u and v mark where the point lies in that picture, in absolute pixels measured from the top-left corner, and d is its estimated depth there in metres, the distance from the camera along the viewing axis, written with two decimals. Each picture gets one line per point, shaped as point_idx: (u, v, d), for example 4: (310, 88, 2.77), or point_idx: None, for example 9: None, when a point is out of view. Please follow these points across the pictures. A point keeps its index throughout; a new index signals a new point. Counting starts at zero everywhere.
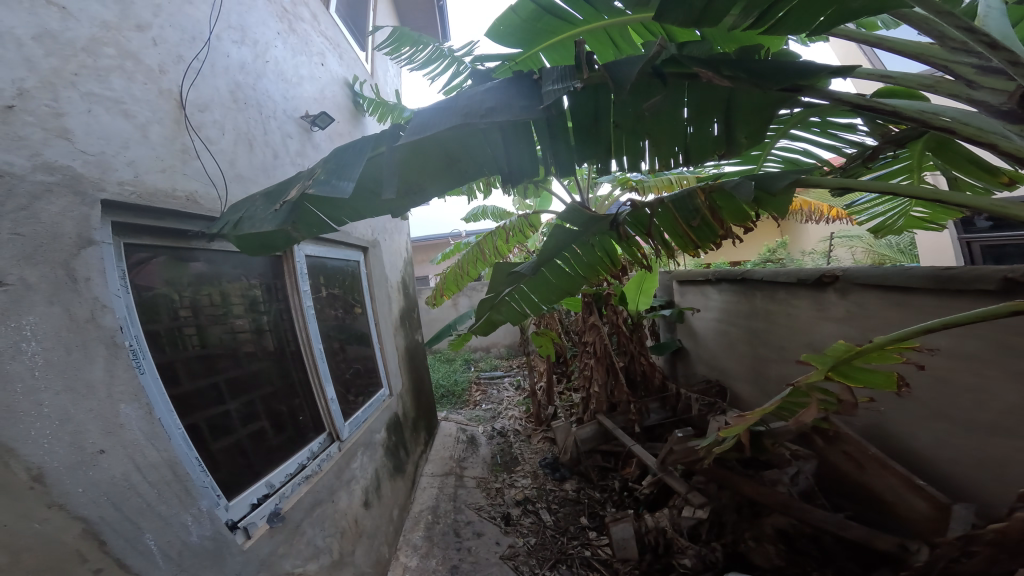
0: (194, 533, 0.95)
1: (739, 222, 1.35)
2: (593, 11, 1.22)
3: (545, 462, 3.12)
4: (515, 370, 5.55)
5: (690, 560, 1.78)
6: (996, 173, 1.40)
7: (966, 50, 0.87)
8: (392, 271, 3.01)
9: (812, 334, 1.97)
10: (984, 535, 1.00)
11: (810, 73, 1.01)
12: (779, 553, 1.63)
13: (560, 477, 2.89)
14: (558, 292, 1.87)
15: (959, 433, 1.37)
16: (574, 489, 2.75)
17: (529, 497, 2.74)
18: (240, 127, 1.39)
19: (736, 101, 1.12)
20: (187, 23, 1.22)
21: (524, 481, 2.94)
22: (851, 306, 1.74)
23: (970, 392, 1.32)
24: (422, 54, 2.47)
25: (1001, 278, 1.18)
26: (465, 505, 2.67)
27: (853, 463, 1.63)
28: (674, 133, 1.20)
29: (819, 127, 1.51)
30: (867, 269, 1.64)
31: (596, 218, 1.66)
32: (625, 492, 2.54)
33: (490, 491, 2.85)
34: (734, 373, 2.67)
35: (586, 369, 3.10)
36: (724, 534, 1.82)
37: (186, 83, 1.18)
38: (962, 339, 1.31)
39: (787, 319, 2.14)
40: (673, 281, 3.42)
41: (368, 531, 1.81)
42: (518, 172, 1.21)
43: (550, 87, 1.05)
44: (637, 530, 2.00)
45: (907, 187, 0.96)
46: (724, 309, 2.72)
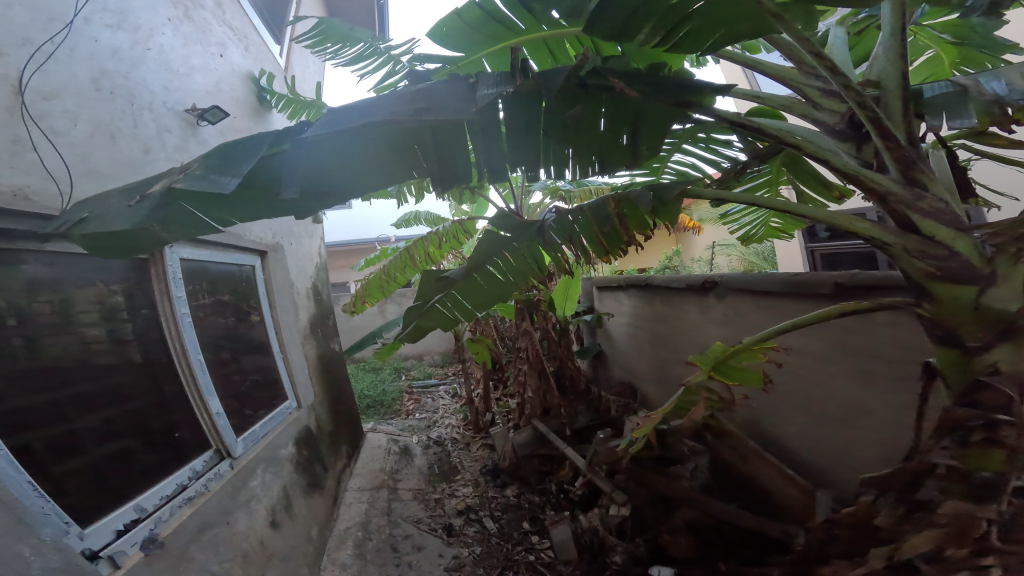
0: (36, 566, 0.90)
1: (641, 230, 1.42)
2: (533, 20, 1.24)
3: (486, 469, 3.10)
4: (450, 378, 5.48)
5: (620, 557, 1.85)
6: (831, 187, 1.64)
7: (815, 76, 1.03)
8: (300, 277, 2.87)
9: (701, 334, 2.12)
10: (841, 518, 1.08)
11: (697, 90, 1.13)
12: (691, 544, 1.73)
13: (501, 484, 2.89)
14: (492, 299, 1.84)
15: (813, 425, 1.56)
16: (515, 495, 2.77)
17: (470, 506, 2.71)
18: (100, 118, 1.26)
19: (642, 113, 1.21)
20: (44, 3, 1.15)
21: (465, 490, 2.90)
22: (727, 309, 1.89)
23: (818, 387, 1.51)
24: (350, 50, 2.39)
25: (834, 283, 1.34)
26: (401, 519, 2.59)
27: (741, 459, 1.76)
28: (593, 142, 1.24)
29: (704, 142, 1.65)
30: (740, 275, 1.77)
31: (526, 226, 1.71)
32: (561, 494, 2.62)
33: (428, 503, 2.78)
34: (642, 373, 2.84)
35: (520, 374, 3.14)
36: (646, 530, 1.90)
37: (31, 68, 1.09)
38: (809, 341, 1.51)
39: (679, 322, 2.30)
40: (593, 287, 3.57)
41: (279, 554, 1.70)
42: (449, 176, 1.19)
43: (485, 90, 1.10)
44: (574, 532, 2.02)
45: (768, 199, 1.06)
46: (631, 313, 2.87)
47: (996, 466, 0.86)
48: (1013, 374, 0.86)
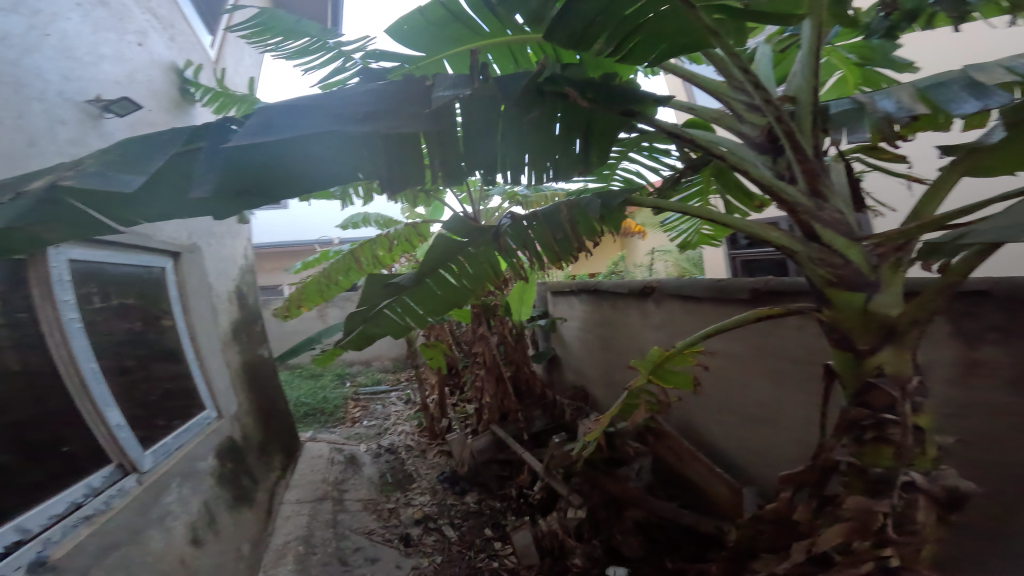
0: None
1: (589, 235, 1.46)
2: (499, 25, 1.28)
3: (443, 477, 3.06)
4: (403, 385, 5.38)
5: (580, 560, 1.87)
6: (752, 197, 1.79)
7: (739, 92, 1.17)
8: (220, 280, 2.76)
9: (644, 338, 2.32)
10: (766, 516, 1.21)
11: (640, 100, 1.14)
12: (640, 543, 1.84)
13: (460, 492, 2.88)
14: (446, 306, 1.84)
15: (735, 422, 1.80)
16: (475, 501, 2.77)
17: (428, 515, 2.67)
18: None
19: (593, 123, 1.24)
20: None
21: (422, 498, 2.86)
22: (665, 314, 2.15)
23: (738, 384, 1.75)
24: (292, 44, 2.29)
25: (750, 290, 1.57)
26: (349, 531, 2.51)
27: (675, 456, 1.82)
28: (549, 147, 1.25)
29: (648, 150, 1.74)
30: (675, 281, 2.03)
31: (480, 231, 1.69)
32: (521, 499, 2.64)
33: (382, 514, 2.70)
34: (593, 377, 2.97)
35: (477, 378, 3.12)
36: (599, 531, 1.96)
37: None
38: (733, 344, 1.73)
39: (624, 327, 2.53)
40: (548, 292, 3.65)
41: (200, 570, 1.79)
42: (400, 179, 1.16)
43: (441, 92, 1.07)
44: (534, 537, 2.03)
45: (701, 209, 1.12)
46: (582, 319, 3.05)
47: (887, 461, 0.95)
48: (896, 375, 0.96)
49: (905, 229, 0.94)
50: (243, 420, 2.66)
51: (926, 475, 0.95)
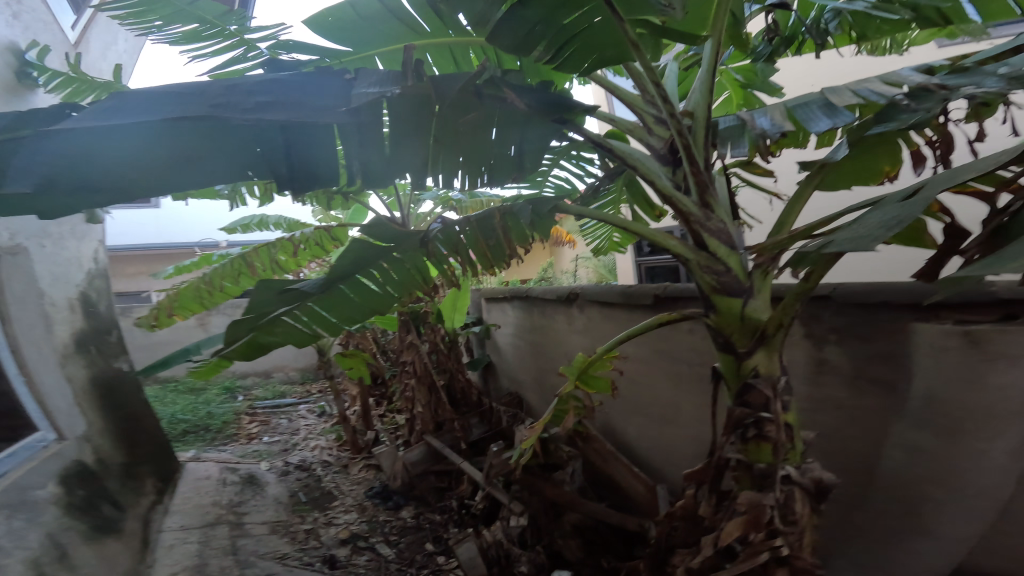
0: None
1: (524, 243, 1.58)
2: (440, 24, 1.58)
3: (373, 492, 3.19)
4: (311, 397, 5.45)
5: (526, 566, 2.30)
6: (654, 208, 2.44)
7: (649, 104, 1.58)
8: (56, 284, 2.57)
9: (569, 340, 3.33)
10: (679, 512, 1.70)
11: (571, 109, 1.43)
12: (578, 544, 2.36)
13: (394, 506, 3.02)
14: (365, 312, 1.78)
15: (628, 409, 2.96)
16: (413, 515, 2.95)
17: (358, 534, 2.78)
18: None
19: (526, 127, 1.45)
20: None
21: (349, 516, 2.96)
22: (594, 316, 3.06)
23: (669, 384, 2.67)
24: (178, 27, 1.76)
25: (655, 298, 2.32)
26: (259, 560, 2.51)
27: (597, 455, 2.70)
28: (484, 149, 1.47)
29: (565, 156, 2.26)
30: (597, 288, 2.91)
31: (409, 236, 1.71)
32: (463, 508, 2.87)
33: (297, 537, 2.76)
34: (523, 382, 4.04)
35: (408, 388, 3.28)
36: (542, 536, 2.44)
37: None
38: (651, 354, 2.80)
39: (560, 330, 3.37)
40: (483, 296, 4.39)
41: None
42: (299, 173, 1.27)
43: (363, 88, 1.33)
44: (480, 548, 2.36)
45: (614, 219, 1.47)
46: (520, 323, 3.98)
47: (767, 456, 1.40)
48: (766, 375, 1.41)
49: (780, 240, 1.34)
50: (94, 440, 2.48)
51: (796, 467, 1.43)
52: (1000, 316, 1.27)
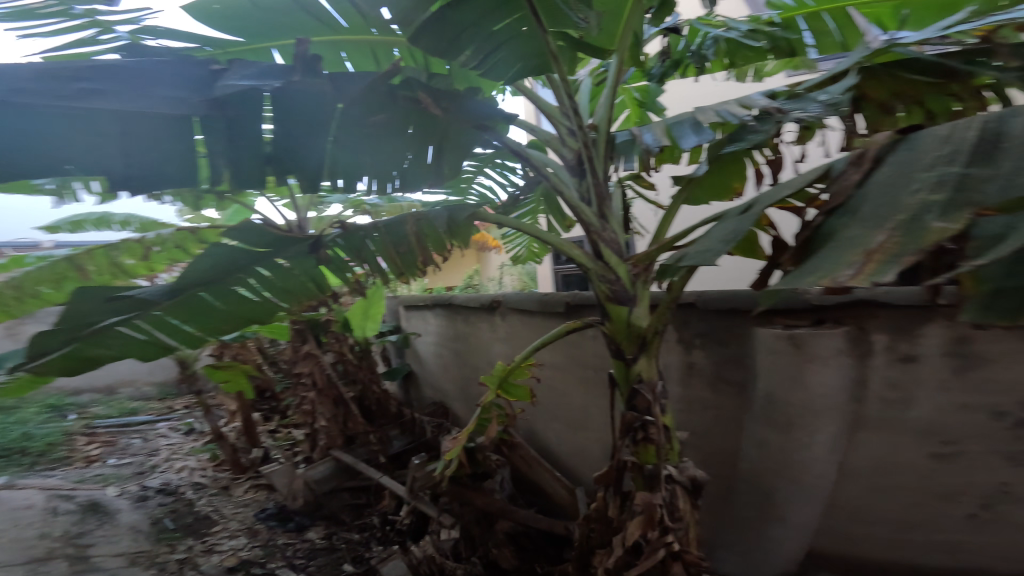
0: None
1: (435, 248, 2.00)
2: (354, 25, 1.81)
3: (261, 515, 3.28)
4: (177, 413, 5.16)
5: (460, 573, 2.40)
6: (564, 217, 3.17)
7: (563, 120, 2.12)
8: None
9: (492, 346, 3.91)
10: (594, 516, 2.14)
11: (489, 117, 1.82)
12: (512, 552, 2.43)
13: (298, 527, 3.18)
14: (238, 321, 1.85)
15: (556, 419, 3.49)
16: (324, 537, 3.10)
17: (253, 560, 2.83)
18: None
19: (438, 132, 1.78)
20: None
21: (236, 540, 3.00)
22: (510, 322, 3.66)
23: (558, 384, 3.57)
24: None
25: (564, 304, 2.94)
26: None
27: (526, 465, 3.07)
28: (396, 154, 1.77)
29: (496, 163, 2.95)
30: (518, 294, 3.50)
31: (288, 238, 1.92)
32: (385, 525, 3.13)
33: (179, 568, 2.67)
34: (453, 395, 4.50)
35: (306, 397, 3.56)
36: (477, 547, 2.51)
37: None
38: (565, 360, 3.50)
39: (482, 335, 4.03)
40: (398, 306, 5.34)
41: None
42: (142, 162, 1.39)
43: (226, 79, 1.46)
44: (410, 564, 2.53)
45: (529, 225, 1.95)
46: (443, 330, 4.59)
47: (652, 458, 1.90)
48: (648, 383, 1.92)
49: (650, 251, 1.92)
50: None
51: (675, 467, 1.92)
52: (812, 320, 1.73)
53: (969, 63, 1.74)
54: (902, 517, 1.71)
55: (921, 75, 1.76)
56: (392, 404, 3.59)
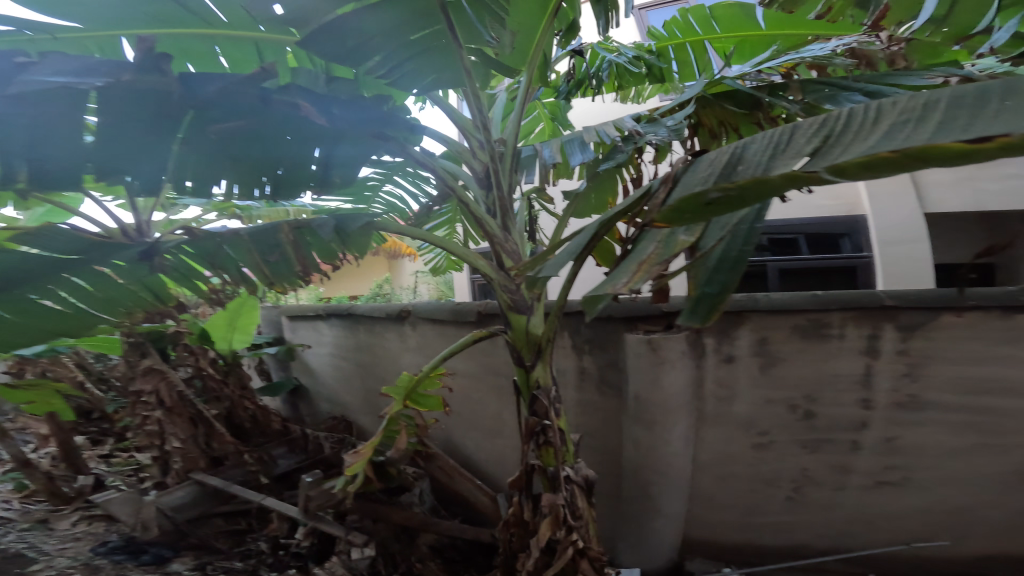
0: None
1: (326, 258, 2.12)
2: (235, 19, 1.94)
3: (100, 546, 2.86)
4: None
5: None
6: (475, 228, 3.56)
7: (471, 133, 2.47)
8: None
9: (402, 358, 4.01)
10: (514, 522, 2.47)
11: (392, 127, 2.00)
12: (435, 563, 2.74)
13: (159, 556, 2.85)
14: (41, 334, 1.94)
15: (468, 422, 3.80)
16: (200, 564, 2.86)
17: None
18: None
19: (332, 139, 1.92)
20: None
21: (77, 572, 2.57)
22: (418, 335, 3.84)
23: (461, 393, 3.83)
24: None
25: (478, 314, 3.23)
26: None
27: (447, 475, 3.24)
28: (272, 160, 1.87)
29: (414, 176, 3.37)
30: (426, 304, 3.68)
31: (114, 245, 1.94)
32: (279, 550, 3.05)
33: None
34: (355, 407, 4.58)
35: (149, 417, 3.30)
36: (398, 562, 2.73)
37: None
38: (465, 365, 3.73)
39: (381, 348, 4.21)
40: (280, 316, 5.28)
41: None
42: None
43: (38, 73, 1.51)
44: None
45: (443, 241, 2.24)
46: (336, 344, 4.66)
47: (552, 459, 2.31)
48: (545, 387, 2.31)
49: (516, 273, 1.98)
50: None
51: (572, 468, 2.33)
52: (664, 325, 2.58)
53: (771, 96, 2.42)
54: (740, 489, 2.64)
55: (737, 106, 2.50)
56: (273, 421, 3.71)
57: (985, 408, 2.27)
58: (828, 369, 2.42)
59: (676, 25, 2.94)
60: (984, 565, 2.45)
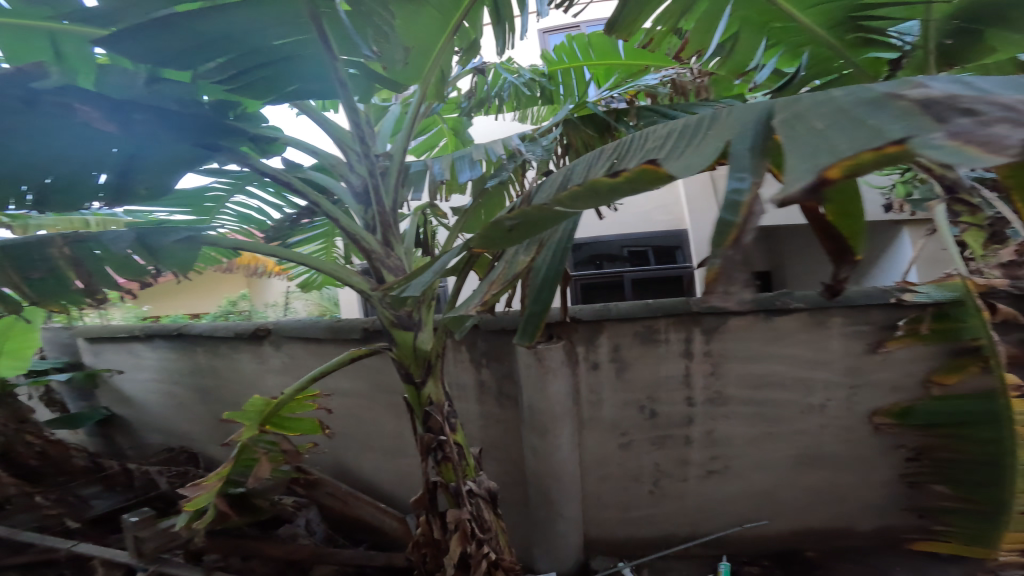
0: None
1: (134, 275, 1.82)
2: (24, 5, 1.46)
3: None
4: None
5: None
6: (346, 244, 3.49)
7: (347, 146, 2.21)
8: None
9: (262, 380, 3.44)
10: (425, 543, 2.25)
11: (222, 135, 1.72)
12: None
13: None
14: None
15: (346, 442, 3.43)
16: None
17: None
18: None
19: (140, 149, 1.64)
20: None
21: None
22: (281, 355, 3.32)
23: (335, 415, 3.43)
24: None
25: (363, 330, 2.87)
26: None
27: (340, 501, 2.83)
28: (40, 169, 1.62)
29: (275, 189, 3.08)
30: (288, 323, 3.21)
31: None
32: None
33: None
34: (198, 438, 3.83)
35: None
36: None
37: None
38: (341, 384, 3.35)
39: (231, 370, 3.56)
40: (79, 339, 4.23)
41: None
42: None
43: None
44: None
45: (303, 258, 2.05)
46: (166, 369, 3.85)
47: (451, 475, 2.11)
48: (437, 403, 2.12)
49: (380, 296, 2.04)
50: None
51: (476, 481, 2.16)
52: (547, 335, 2.60)
53: (617, 120, 2.74)
54: (620, 481, 2.74)
55: (593, 130, 2.79)
56: (74, 458, 3.11)
57: (766, 401, 2.53)
58: (658, 372, 2.58)
59: (563, 51, 3.05)
60: (796, 541, 2.67)
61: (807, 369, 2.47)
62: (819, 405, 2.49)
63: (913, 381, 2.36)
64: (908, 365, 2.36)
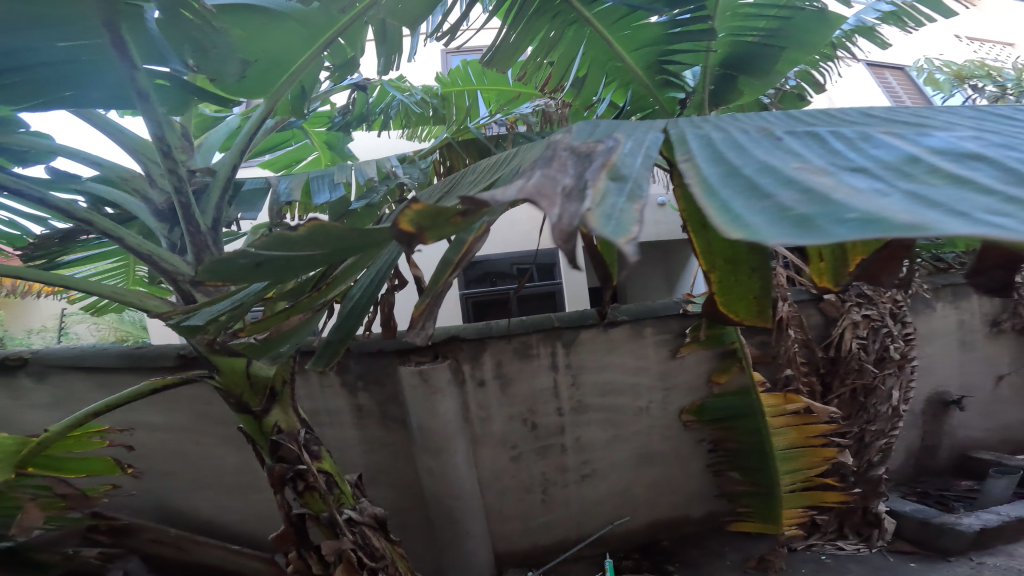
0: None
1: None
2: None
3: None
4: None
5: None
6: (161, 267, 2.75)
7: (140, 156, 1.69)
8: None
9: (19, 418, 2.52)
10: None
11: None
12: None
13: None
14: None
15: (155, 482, 2.70)
16: None
17: None
18: None
19: None
20: None
21: None
22: (50, 387, 2.47)
23: (141, 453, 2.68)
24: None
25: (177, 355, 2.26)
26: None
27: (175, 549, 2.18)
28: None
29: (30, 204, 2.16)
30: (60, 351, 2.43)
31: None
32: None
33: None
34: None
35: None
36: None
37: None
38: (148, 417, 2.62)
39: None
40: None
41: None
42: None
43: None
44: None
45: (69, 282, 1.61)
46: None
47: (319, 505, 1.69)
48: (288, 431, 1.66)
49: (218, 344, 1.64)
50: None
51: (355, 510, 1.74)
52: (432, 354, 2.41)
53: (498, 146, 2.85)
54: (496, 488, 2.58)
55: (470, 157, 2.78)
56: None
57: (612, 408, 2.59)
58: (528, 386, 2.52)
59: (457, 75, 3.05)
60: (652, 531, 2.76)
61: (633, 376, 2.58)
62: (644, 408, 2.61)
63: (699, 383, 2.59)
64: (696, 367, 2.60)
